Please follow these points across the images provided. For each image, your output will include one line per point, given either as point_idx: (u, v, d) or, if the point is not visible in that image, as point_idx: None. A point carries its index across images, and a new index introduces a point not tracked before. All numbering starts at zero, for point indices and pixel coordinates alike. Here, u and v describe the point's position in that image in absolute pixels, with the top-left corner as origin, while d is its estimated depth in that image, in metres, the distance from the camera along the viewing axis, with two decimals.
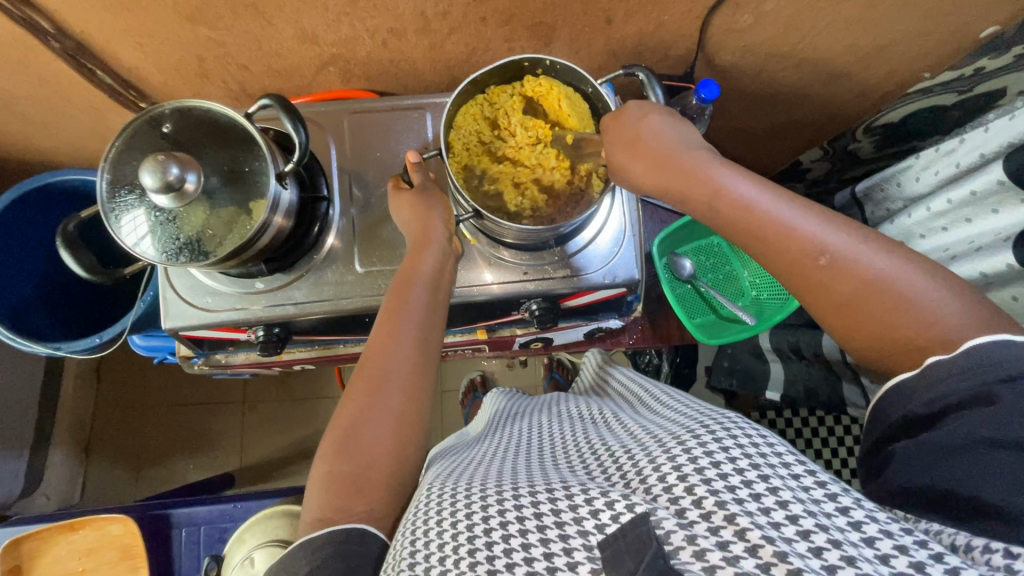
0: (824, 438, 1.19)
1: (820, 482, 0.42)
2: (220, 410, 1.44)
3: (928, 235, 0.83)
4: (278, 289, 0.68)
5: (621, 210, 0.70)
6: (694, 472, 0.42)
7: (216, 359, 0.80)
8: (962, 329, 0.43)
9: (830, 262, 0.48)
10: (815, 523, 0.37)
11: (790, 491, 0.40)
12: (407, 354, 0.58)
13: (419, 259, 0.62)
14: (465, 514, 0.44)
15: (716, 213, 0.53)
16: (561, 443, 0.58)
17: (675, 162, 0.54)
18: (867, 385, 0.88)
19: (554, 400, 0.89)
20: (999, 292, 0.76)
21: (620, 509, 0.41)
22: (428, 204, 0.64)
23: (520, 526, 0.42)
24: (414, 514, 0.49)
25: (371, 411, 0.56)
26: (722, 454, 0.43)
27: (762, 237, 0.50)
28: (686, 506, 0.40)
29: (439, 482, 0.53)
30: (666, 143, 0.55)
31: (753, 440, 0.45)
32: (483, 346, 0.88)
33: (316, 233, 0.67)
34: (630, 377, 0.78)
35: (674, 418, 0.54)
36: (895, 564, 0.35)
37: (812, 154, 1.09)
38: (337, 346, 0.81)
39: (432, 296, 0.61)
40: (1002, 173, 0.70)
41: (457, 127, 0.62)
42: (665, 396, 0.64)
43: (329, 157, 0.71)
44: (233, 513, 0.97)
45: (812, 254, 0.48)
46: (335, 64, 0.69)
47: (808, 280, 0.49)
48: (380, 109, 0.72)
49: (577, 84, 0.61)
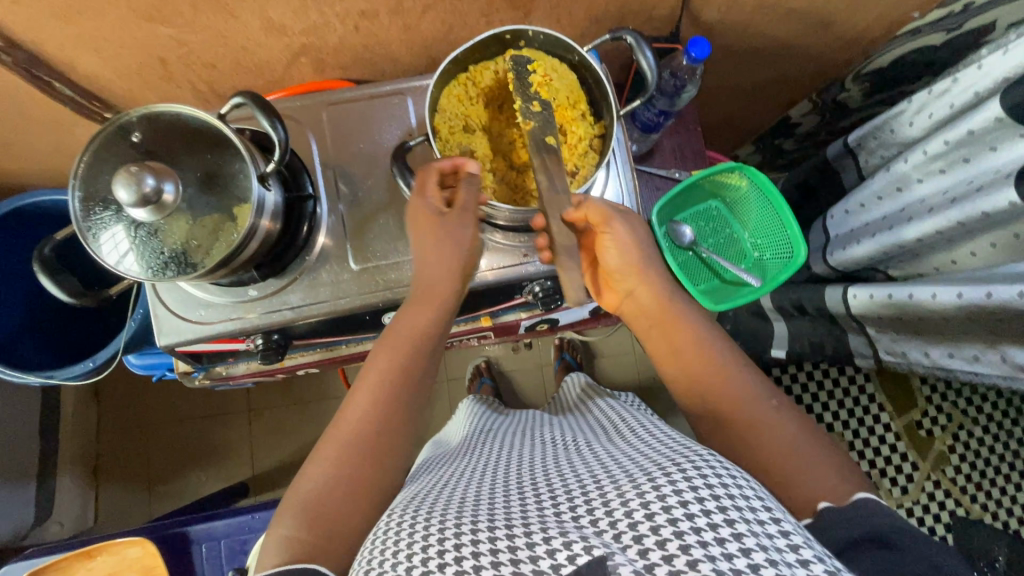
0: (830, 391, 1.24)
1: (783, 528, 0.40)
2: (225, 420, 1.43)
3: (925, 179, 0.84)
4: (273, 294, 0.66)
5: (617, 183, 0.69)
6: (660, 510, 0.40)
7: (216, 372, 0.77)
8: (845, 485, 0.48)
9: (766, 397, 0.55)
10: (774, 572, 0.36)
11: (754, 537, 0.38)
12: (386, 412, 0.58)
13: (421, 314, 0.60)
14: (422, 546, 0.43)
15: (673, 342, 0.61)
16: (530, 468, 0.58)
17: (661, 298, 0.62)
18: (874, 335, 0.97)
19: (534, 419, 0.90)
20: (999, 232, 0.77)
21: (578, 550, 0.39)
22: (460, 239, 0.60)
23: (475, 563, 0.40)
24: (373, 539, 0.48)
25: (354, 456, 0.55)
26: (688, 493, 0.41)
27: (706, 366, 0.58)
28: (649, 546, 0.39)
29: (400, 507, 0.51)
30: (656, 284, 0.63)
31: (724, 474, 0.44)
32: (488, 333, 0.86)
33: (304, 233, 0.65)
34: (611, 405, 0.78)
35: (644, 451, 0.52)
36: None
37: (802, 108, 1.09)
38: (340, 347, 0.77)
39: (426, 353, 0.61)
40: (1000, 110, 0.69)
41: (443, 110, 0.59)
42: (638, 426, 0.63)
43: (311, 154, 0.68)
44: (251, 524, 0.95)
45: (748, 394, 0.55)
46: (307, 55, 0.66)
47: (745, 407, 0.54)
48: (359, 98, 0.69)
49: (563, 53, 0.58)
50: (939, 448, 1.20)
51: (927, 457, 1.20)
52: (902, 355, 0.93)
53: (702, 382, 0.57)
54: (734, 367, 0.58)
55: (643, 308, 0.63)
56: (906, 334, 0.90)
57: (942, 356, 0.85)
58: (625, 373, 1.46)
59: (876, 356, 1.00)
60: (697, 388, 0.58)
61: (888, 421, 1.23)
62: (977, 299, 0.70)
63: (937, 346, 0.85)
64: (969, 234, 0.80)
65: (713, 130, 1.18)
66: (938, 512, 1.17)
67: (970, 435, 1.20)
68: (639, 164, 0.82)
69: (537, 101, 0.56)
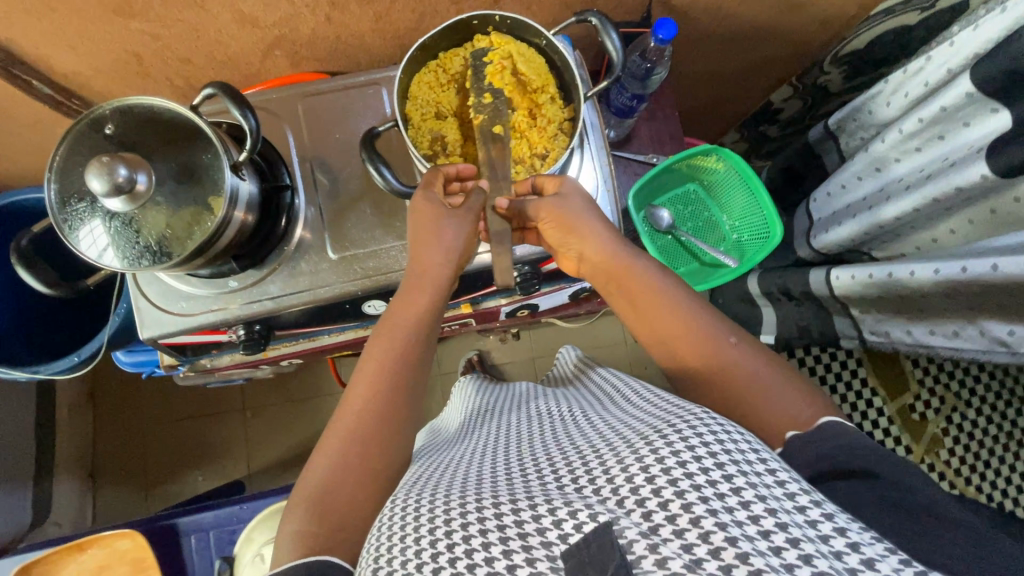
0: (822, 376, 1.25)
1: (778, 478, 0.41)
2: (220, 418, 1.44)
3: (903, 158, 0.84)
4: (253, 285, 0.67)
5: (592, 166, 0.71)
6: (661, 472, 0.41)
7: (201, 365, 0.77)
8: (808, 412, 0.51)
9: (724, 335, 0.57)
10: (775, 521, 0.37)
11: (752, 488, 0.39)
12: (393, 401, 0.59)
13: (415, 300, 0.61)
14: (428, 530, 0.43)
15: (634, 300, 0.61)
16: (528, 444, 0.58)
17: (612, 258, 0.61)
18: (858, 316, 0.97)
19: (528, 391, 0.91)
20: (974, 208, 0.78)
21: (584, 518, 0.40)
22: (452, 240, 0.60)
23: (483, 540, 0.41)
24: (380, 527, 0.48)
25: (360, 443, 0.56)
26: (686, 453, 0.42)
27: (665, 319, 0.59)
28: (652, 509, 0.39)
29: (405, 490, 0.52)
30: (604, 241, 0.61)
31: (719, 430, 0.44)
32: (470, 320, 0.85)
33: (284, 225, 0.66)
34: (609, 372, 0.78)
35: (640, 415, 0.52)
36: (850, 562, 0.35)
37: (783, 93, 1.11)
38: (322, 337, 0.77)
39: (420, 340, 0.62)
40: (970, 85, 0.69)
41: (413, 98, 0.60)
42: (634, 391, 0.63)
43: (287, 147, 0.69)
44: (240, 514, 0.96)
45: (703, 333, 0.57)
46: (280, 47, 0.66)
47: (703, 346, 0.56)
48: (333, 89, 0.69)
49: (530, 37, 0.58)
50: (932, 431, 1.20)
51: (921, 440, 1.20)
52: (886, 335, 0.93)
53: (668, 335, 0.58)
54: (690, 307, 0.59)
55: (604, 272, 0.62)
56: (888, 313, 0.90)
57: (924, 333, 0.86)
58: (615, 363, 1.47)
59: (861, 337, 1.00)
60: (662, 342, 0.59)
61: (881, 405, 1.23)
62: (954, 274, 0.71)
63: (918, 324, 0.86)
64: (947, 212, 0.81)
65: (695, 117, 1.18)
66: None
67: (963, 418, 1.20)
68: (616, 150, 0.83)
69: (490, 92, 0.57)
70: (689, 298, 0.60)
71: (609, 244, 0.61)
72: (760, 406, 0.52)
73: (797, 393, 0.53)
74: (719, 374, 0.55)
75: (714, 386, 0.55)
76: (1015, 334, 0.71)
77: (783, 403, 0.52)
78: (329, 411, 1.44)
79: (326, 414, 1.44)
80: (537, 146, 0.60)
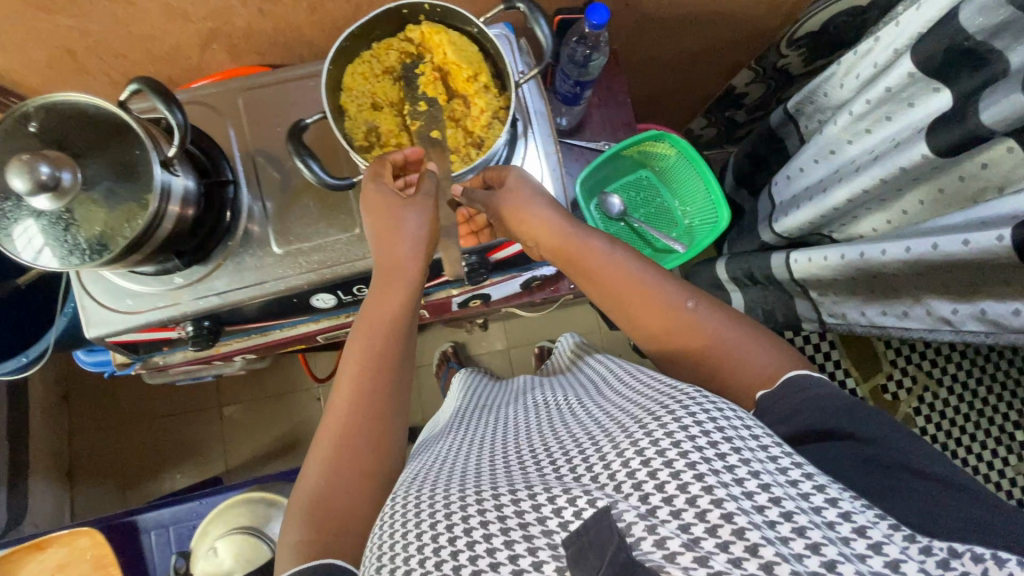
0: None
1: (771, 453, 0.42)
2: (196, 416, 1.44)
3: (855, 140, 0.84)
4: (199, 281, 0.67)
5: (538, 153, 0.71)
6: (656, 456, 0.41)
7: (154, 362, 0.77)
8: (779, 363, 0.56)
9: (682, 300, 0.61)
10: (769, 496, 0.38)
11: (746, 465, 0.40)
12: (376, 404, 0.59)
13: (389, 295, 0.60)
14: (429, 526, 0.44)
15: (592, 274, 0.64)
16: (524, 432, 0.59)
17: (560, 234, 0.64)
18: (817, 299, 0.98)
19: (530, 383, 0.89)
20: (925, 187, 0.79)
21: (582, 505, 0.40)
22: (417, 227, 0.59)
23: (484, 531, 0.42)
24: (382, 526, 0.48)
25: (349, 443, 0.56)
26: (680, 433, 0.42)
27: (624, 288, 0.63)
28: (649, 491, 0.40)
29: (405, 485, 0.53)
30: (550, 219, 0.63)
31: (711, 408, 0.45)
32: (422, 312, 0.84)
33: (228, 219, 0.66)
34: (600, 359, 0.77)
35: (632, 399, 0.52)
36: (842, 531, 0.36)
37: (745, 77, 1.09)
38: (274, 332, 0.77)
39: (395, 333, 0.61)
40: (911, 66, 0.70)
41: (348, 89, 0.59)
42: (623, 374, 0.63)
43: (229, 142, 0.69)
44: (199, 510, 0.97)
45: (660, 299, 0.62)
46: (217, 41, 0.66)
47: (671, 316, 0.61)
48: (274, 83, 0.69)
49: (462, 24, 0.58)
50: (904, 411, 1.22)
51: None
52: (843, 317, 0.94)
53: (628, 304, 0.63)
54: (640, 271, 0.63)
55: (558, 252, 0.65)
56: (844, 295, 0.91)
57: (876, 314, 0.87)
58: None
59: (821, 320, 1.01)
60: (623, 311, 0.64)
61: (855, 386, 1.25)
62: (899, 255, 0.72)
63: (872, 305, 0.87)
64: (899, 192, 0.82)
65: (659, 103, 1.18)
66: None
67: (936, 397, 1.20)
68: (567, 138, 0.83)
69: (424, 101, 0.59)
70: (639, 264, 0.64)
71: (558, 223, 0.63)
72: (735, 366, 0.58)
73: (766, 345, 0.58)
74: (694, 346, 0.60)
75: (693, 357, 0.60)
76: (958, 312, 0.72)
77: (755, 358, 0.57)
78: (306, 406, 1.45)
79: (303, 408, 1.44)
80: (474, 133, 0.59)
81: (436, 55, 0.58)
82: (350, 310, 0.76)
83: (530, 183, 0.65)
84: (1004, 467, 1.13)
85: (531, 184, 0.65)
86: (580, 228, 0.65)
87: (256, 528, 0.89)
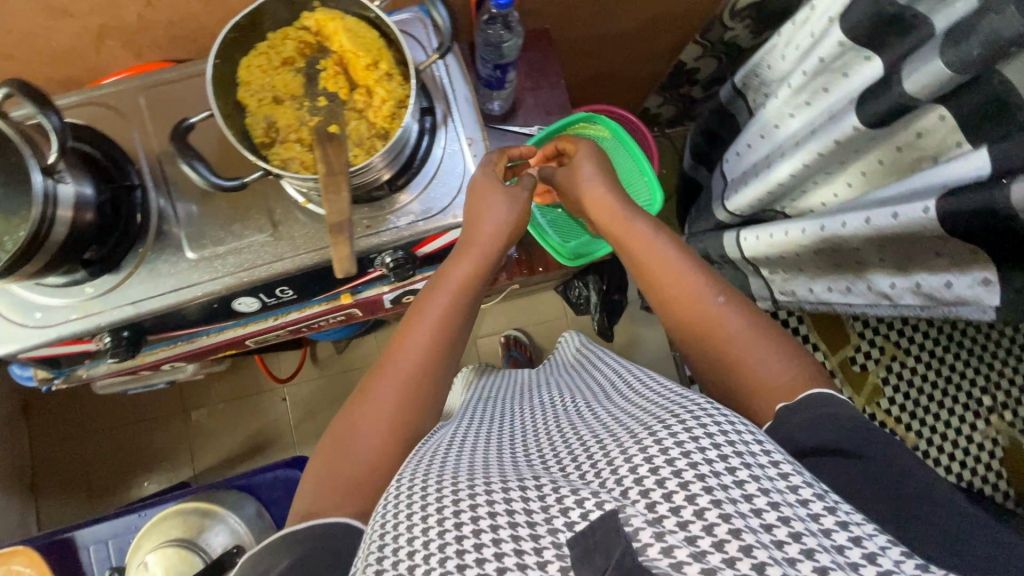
0: None
1: (782, 471, 0.40)
2: (161, 422, 1.42)
3: (796, 113, 0.82)
4: (111, 291, 0.64)
5: (458, 144, 0.68)
6: (664, 464, 0.40)
7: (78, 375, 0.75)
8: (800, 382, 0.54)
9: (715, 294, 0.62)
10: (777, 515, 0.36)
11: (755, 481, 0.38)
12: (416, 368, 0.58)
13: (455, 266, 0.64)
14: (434, 509, 0.42)
15: (631, 244, 0.69)
16: (537, 430, 0.57)
17: (607, 200, 0.71)
18: (768, 277, 0.97)
19: (535, 380, 0.87)
20: (865, 159, 0.76)
21: (589, 506, 0.39)
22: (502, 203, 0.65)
23: (492, 521, 0.40)
24: (385, 504, 0.46)
25: (380, 405, 0.56)
26: (691, 444, 0.41)
27: (656, 259, 0.67)
28: (656, 499, 0.38)
29: (414, 464, 0.50)
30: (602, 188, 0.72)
31: (723, 419, 0.44)
32: (355, 312, 0.81)
33: (140, 222, 0.64)
34: (610, 361, 0.75)
35: (643, 405, 0.51)
36: (852, 557, 0.34)
37: (692, 53, 1.06)
38: (202, 337, 0.75)
39: (454, 314, 0.62)
40: (840, 35, 0.68)
41: (245, 84, 0.56)
42: (634, 381, 0.60)
43: (135, 144, 0.65)
44: (137, 524, 0.95)
45: (693, 284, 0.64)
46: (110, 36, 0.63)
47: (698, 309, 0.62)
48: (179, 79, 0.66)
49: (358, 10, 0.55)
50: (873, 381, 1.20)
51: (863, 390, 1.20)
52: (793, 294, 0.94)
53: (656, 274, 0.66)
54: (671, 250, 0.67)
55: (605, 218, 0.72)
56: (793, 272, 0.90)
57: (823, 290, 0.86)
58: (557, 337, 1.48)
59: (773, 298, 1.00)
60: (651, 282, 0.67)
61: (823, 358, 1.23)
62: (837, 230, 0.70)
63: (818, 281, 0.86)
64: (841, 164, 0.79)
65: (607, 82, 1.15)
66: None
67: (904, 365, 1.19)
68: (498, 123, 0.82)
69: (324, 96, 0.57)
70: (675, 247, 0.67)
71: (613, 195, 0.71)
72: (759, 377, 0.56)
73: (786, 356, 0.57)
74: (721, 351, 0.60)
75: (715, 356, 0.60)
76: (896, 286, 0.71)
77: (776, 368, 0.56)
78: (272, 406, 1.43)
79: (269, 409, 1.43)
80: (378, 124, 0.56)
81: (333, 44, 0.56)
82: (279, 312, 0.74)
83: (601, 163, 0.74)
84: (970, 432, 1.12)
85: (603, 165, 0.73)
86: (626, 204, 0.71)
87: (189, 540, 0.86)
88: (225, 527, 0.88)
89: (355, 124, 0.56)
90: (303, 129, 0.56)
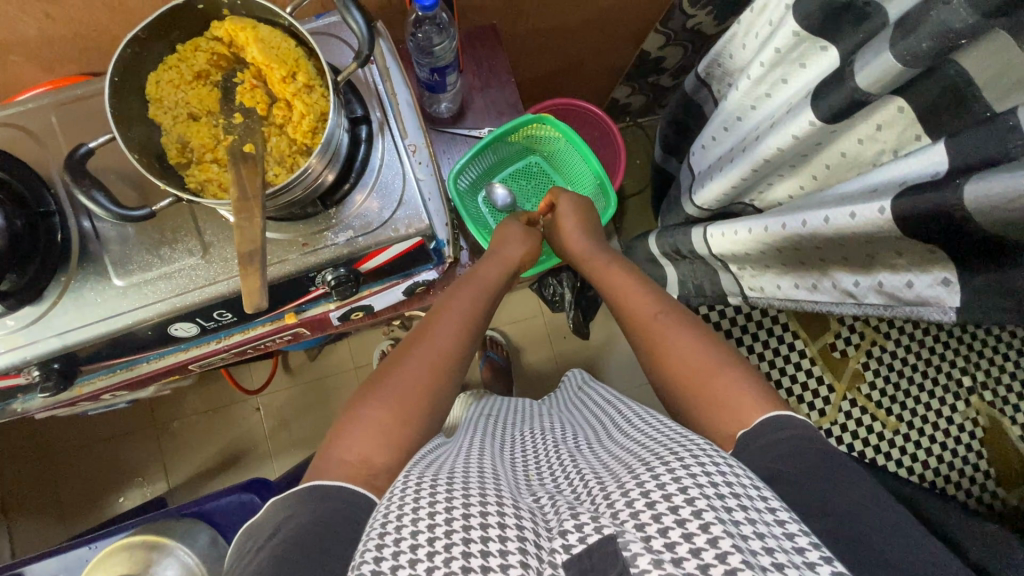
0: (744, 326, 1.21)
1: (778, 516, 0.40)
2: (132, 438, 1.39)
3: (758, 105, 0.79)
4: (34, 323, 0.61)
5: (396, 154, 0.63)
6: (661, 498, 0.40)
7: (13, 408, 0.71)
8: (763, 409, 0.53)
9: (654, 312, 0.67)
10: (772, 560, 0.36)
11: (751, 524, 0.39)
12: (411, 377, 0.60)
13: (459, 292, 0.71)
14: (443, 507, 0.42)
15: (603, 274, 0.76)
16: (535, 456, 0.58)
17: (580, 243, 0.81)
18: (737, 273, 0.95)
19: (533, 409, 0.87)
20: (828, 151, 0.72)
21: (588, 530, 0.39)
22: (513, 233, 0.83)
23: (501, 531, 0.41)
24: (391, 493, 0.47)
25: (369, 412, 0.56)
26: (688, 480, 0.41)
27: (620, 284, 0.73)
28: (650, 530, 0.38)
29: (419, 465, 0.51)
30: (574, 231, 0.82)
31: (722, 463, 0.44)
32: (303, 330, 0.78)
33: (60, 244, 0.60)
34: (604, 397, 0.75)
35: (644, 439, 0.51)
36: None
37: (654, 42, 1.02)
38: (142, 364, 0.71)
39: (446, 341, 0.65)
40: (795, 25, 0.65)
41: (156, 101, 0.52)
42: (635, 417, 0.59)
43: (50, 164, 0.62)
44: (89, 556, 0.92)
45: (650, 307, 0.68)
46: (14, 51, 0.59)
47: (651, 333, 0.65)
48: (95, 93, 0.62)
49: (272, 18, 0.52)
50: (853, 367, 1.18)
51: (843, 376, 1.18)
52: (761, 291, 0.91)
53: (624, 300, 0.71)
54: (635, 285, 0.72)
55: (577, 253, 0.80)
56: (761, 269, 0.88)
57: (790, 287, 0.83)
58: (534, 336, 1.46)
59: (743, 294, 0.98)
60: (619, 305, 0.71)
61: (803, 345, 1.20)
62: (797, 229, 0.68)
63: (785, 277, 0.83)
64: (805, 157, 0.75)
65: (568, 74, 1.11)
66: (857, 431, 1.14)
67: (883, 351, 1.18)
68: (451, 126, 0.82)
69: (241, 111, 0.54)
70: (641, 280, 0.72)
71: (586, 236, 0.81)
72: (721, 401, 0.55)
73: (747, 381, 0.56)
74: (687, 374, 0.59)
75: (679, 380, 0.60)
76: (859, 284, 0.69)
77: (738, 389, 0.55)
78: (244, 417, 1.41)
79: (241, 420, 1.41)
80: (301, 140, 0.53)
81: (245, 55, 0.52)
82: (220, 335, 0.71)
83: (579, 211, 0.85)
84: (950, 414, 1.11)
85: (582, 209, 0.85)
86: (597, 246, 0.80)
87: None
88: (174, 560, 0.85)
89: (277, 140, 0.53)
90: (219, 146, 0.53)
